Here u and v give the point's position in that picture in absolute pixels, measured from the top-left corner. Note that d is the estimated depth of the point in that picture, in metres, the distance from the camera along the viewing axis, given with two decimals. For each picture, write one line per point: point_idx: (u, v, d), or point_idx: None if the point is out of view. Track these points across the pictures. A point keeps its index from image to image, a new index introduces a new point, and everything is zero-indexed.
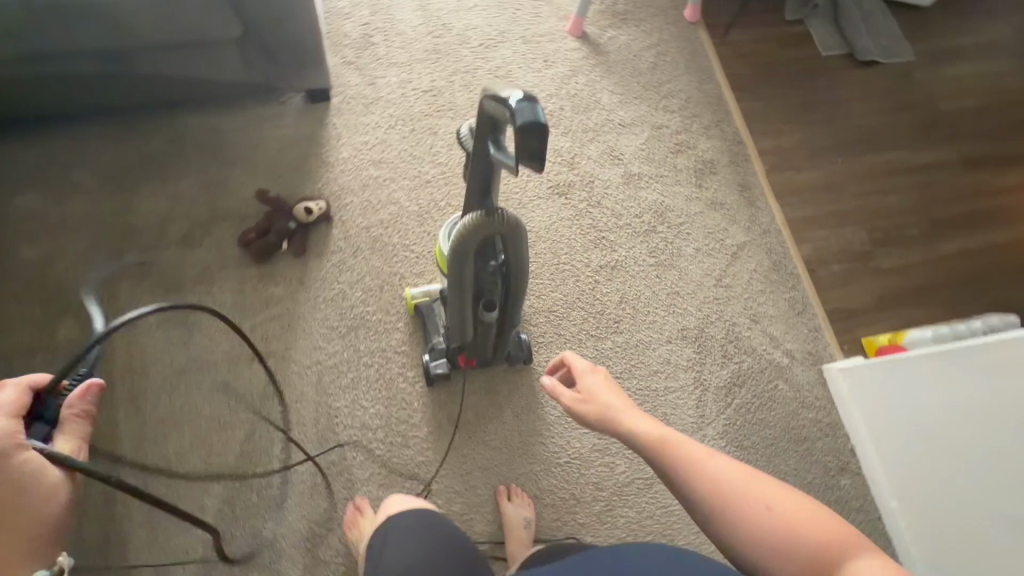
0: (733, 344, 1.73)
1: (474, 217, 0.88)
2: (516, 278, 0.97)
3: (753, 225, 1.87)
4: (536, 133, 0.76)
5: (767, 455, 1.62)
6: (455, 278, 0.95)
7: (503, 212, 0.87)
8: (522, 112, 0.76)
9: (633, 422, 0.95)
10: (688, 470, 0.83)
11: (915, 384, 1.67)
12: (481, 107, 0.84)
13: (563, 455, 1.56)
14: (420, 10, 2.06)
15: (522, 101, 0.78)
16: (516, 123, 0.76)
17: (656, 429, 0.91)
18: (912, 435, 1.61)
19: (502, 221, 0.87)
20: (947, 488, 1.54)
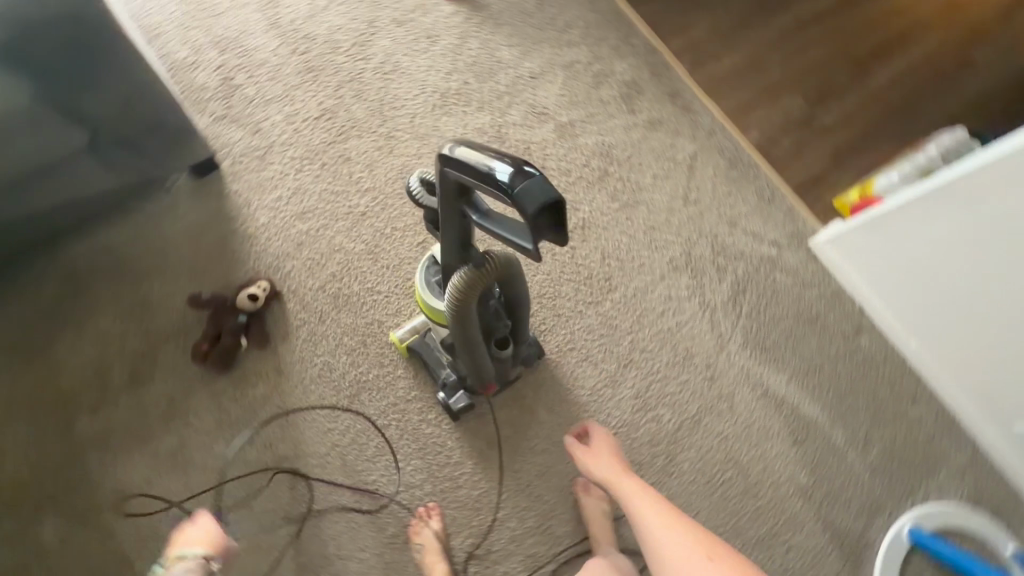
0: (724, 255, 1.71)
1: (468, 275, 0.82)
2: (521, 304, 0.95)
3: (697, 131, 1.81)
4: (550, 211, 0.64)
5: (791, 346, 1.64)
6: (468, 338, 0.90)
7: (494, 260, 0.83)
8: (525, 194, 0.63)
9: (624, 485, 1.20)
10: (654, 533, 1.07)
11: (903, 240, 1.56)
12: (455, 177, 0.71)
13: (610, 428, 1.53)
14: (273, 29, 1.81)
15: (515, 174, 0.65)
16: (522, 206, 0.63)
17: (637, 493, 1.17)
18: (916, 286, 1.58)
19: (496, 266, 0.83)
20: (969, 327, 1.50)
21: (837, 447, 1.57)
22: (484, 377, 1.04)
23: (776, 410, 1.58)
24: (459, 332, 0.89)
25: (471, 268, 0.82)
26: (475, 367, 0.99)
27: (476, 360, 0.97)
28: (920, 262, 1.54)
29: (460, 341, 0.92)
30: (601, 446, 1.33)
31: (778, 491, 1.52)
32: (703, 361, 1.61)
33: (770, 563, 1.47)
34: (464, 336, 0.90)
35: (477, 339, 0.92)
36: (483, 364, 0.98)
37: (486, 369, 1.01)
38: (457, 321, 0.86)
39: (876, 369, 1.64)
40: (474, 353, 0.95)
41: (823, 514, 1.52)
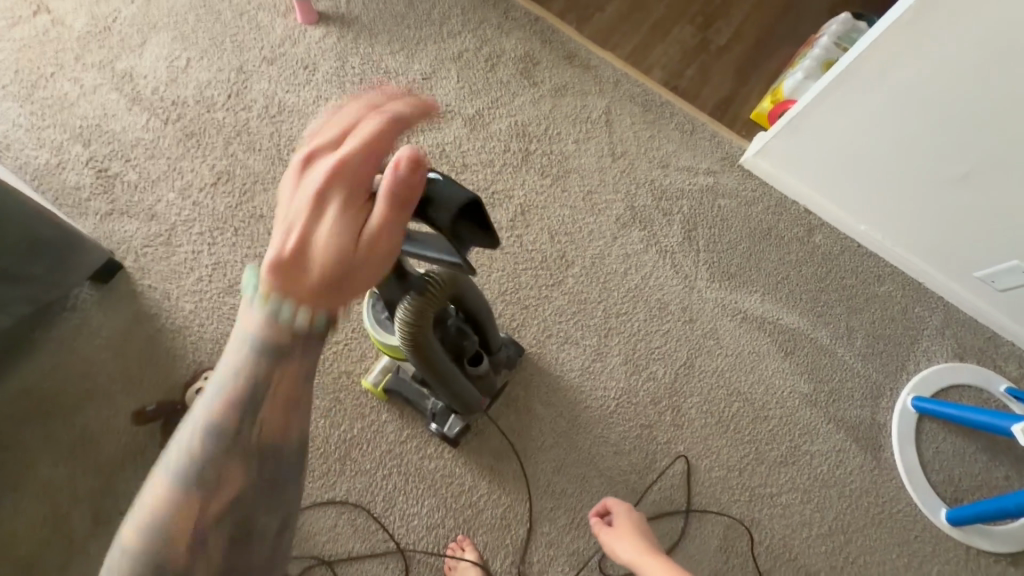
0: (666, 197, 1.70)
1: (413, 303, 0.77)
2: (480, 311, 0.91)
3: (602, 86, 1.79)
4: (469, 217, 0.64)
5: (755, 265, 1.65)
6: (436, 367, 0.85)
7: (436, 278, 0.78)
8: (435, 207, 0.62)
9: None
10: None
11: (828, 131, 1.55)
12: None
13: (611, 401, 1.50)
14: (137, 103, 1.65)
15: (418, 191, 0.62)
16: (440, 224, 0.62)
17: None
18: (854, 170, 1.59)
19: (439, 284, 0.78)
20: (914, 191, 1.52)
21: (826, 346, 1.59)
22: (468, 399, 0.98)
23: (760, 330, 1.59)
24: (423, 362, 0.83)
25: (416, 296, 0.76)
26: (452, 393, 0.94)
27: (452, 385, 0.91)
28: (851, 146, 1.54)
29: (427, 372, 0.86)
30: (625, 523, 1.22)
31: (786, 406, 1.53)
32: (679, 306, 1.59)
33: (801, 477, 1.48)
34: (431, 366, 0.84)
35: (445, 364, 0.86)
36: (460, 386, 0.93)
37: (466, 391, 0.96)
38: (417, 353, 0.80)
39: (837, 261, 1.68)
40: (447, 378, 0.89)
41: (834, 414, 1.53)
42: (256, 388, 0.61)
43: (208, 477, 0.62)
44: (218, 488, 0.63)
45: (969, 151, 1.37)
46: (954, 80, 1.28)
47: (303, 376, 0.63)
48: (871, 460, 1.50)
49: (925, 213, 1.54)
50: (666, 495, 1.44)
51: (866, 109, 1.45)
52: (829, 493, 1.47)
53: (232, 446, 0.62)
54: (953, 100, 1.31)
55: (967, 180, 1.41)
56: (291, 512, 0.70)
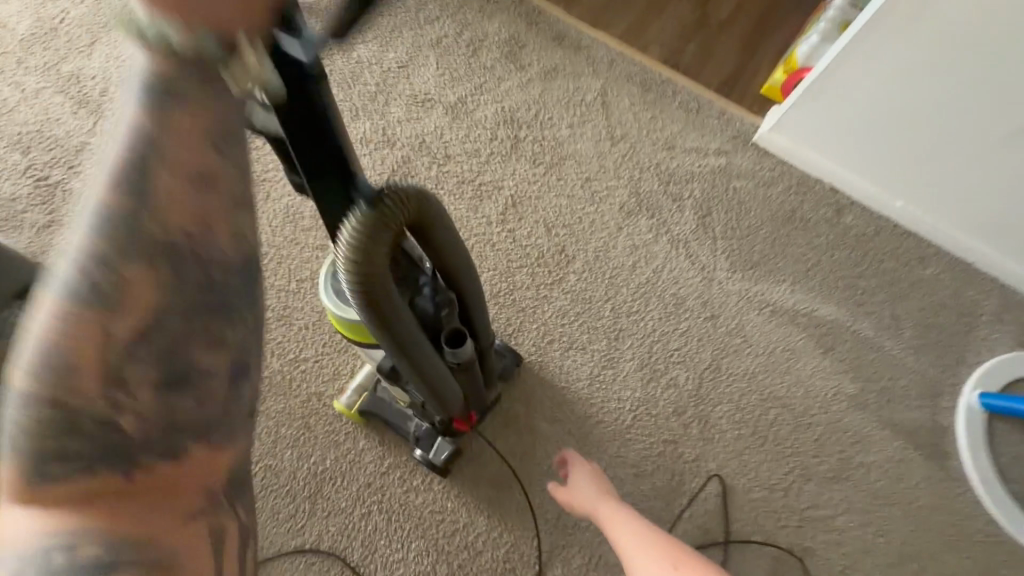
0: (674, 181, 1.51)
1: (362, 219, 0.63)
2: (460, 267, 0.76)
3: (596, 67, 1.63)
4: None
5: (780, 251, 1.45)
6: (389, 319, 0.68)
7: (394, 192, 0.64)
8: None
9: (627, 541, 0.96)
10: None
11: (848, 95, 1.37)
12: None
13: (627, 414, 1.29)
14: (83, 106, 1.49)
15: None
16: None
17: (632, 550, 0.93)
18: (888, 135, 1.39)
19: (399, 203, 0.65)
20: (958, 153, 1.32)
21: (871, 340, 1.38)
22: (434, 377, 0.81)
23: (793, 324, 1.38)
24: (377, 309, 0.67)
25: (367, 215, 0.63)
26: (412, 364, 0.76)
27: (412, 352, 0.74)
28: (881, 107, 1.35)
29: (378, 326, 0.69)
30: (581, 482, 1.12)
31: (831, 411, 1.31)
32: (698, 301, 1.39)
33: (855, 495, 1.25)
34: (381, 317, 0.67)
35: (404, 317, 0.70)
36: (423, 355, 0.76)
37: (431, 365, 0.78)
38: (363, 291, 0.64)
39: (872, 244, 1.48)
40: (407, 342, 0.73)
41: (888, 417, 1.31)
42: (150, 153, 0.42)
43: (108, 301, 0.42)
44: (122, 311, 0.43)
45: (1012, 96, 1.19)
46: (986, 17, 1.11)
47: (216, 130, 0.43)
48: (936, 471, 1.28)
49: (965, 177, 1.36)
50: (698, 524, 1.22)
51: (896, 63, 1.26)
52: (891, 513, 1.24)
53: (119, 234, 0.42)
54: (988, 42, 1.14)
55: (1012, 131, 1.24)
56: (246, 352, 0.51)
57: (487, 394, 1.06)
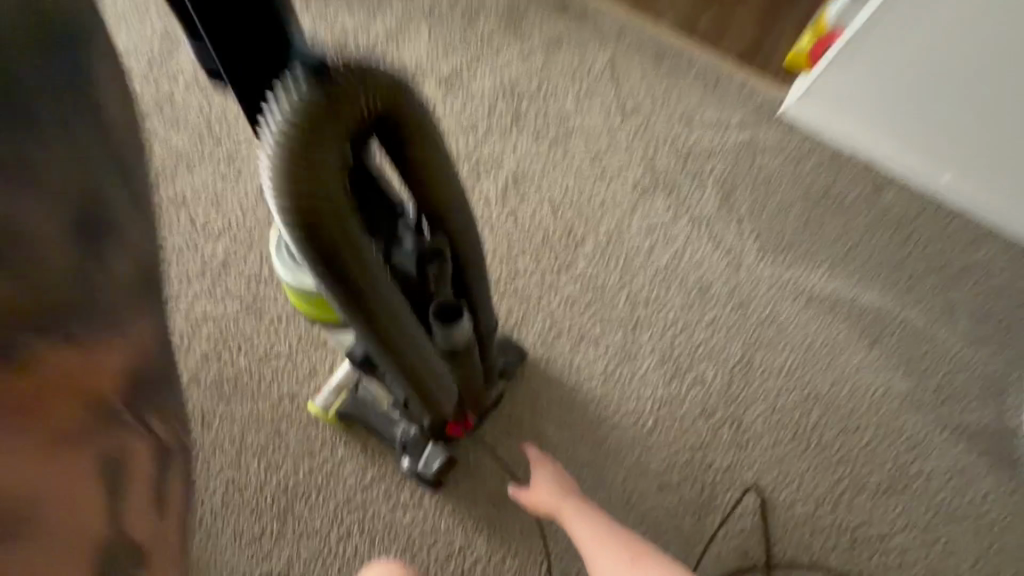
0: (692, 157, 1.36)
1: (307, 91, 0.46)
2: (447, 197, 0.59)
3: (603, 36, 1.48)
4: None
5: (814, 232, 1.29)
6: (337, 247, 0.50)
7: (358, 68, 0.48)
8: None
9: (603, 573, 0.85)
10: None
11: (890, 51, 1.22)
12: None
13: (647, 416, 1.12)
14: None
15: None
16: None
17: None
18: (940, 95, 1.23)
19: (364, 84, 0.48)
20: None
21: (921, 330, 1.21)
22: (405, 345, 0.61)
23: (833, 314, 1.22)
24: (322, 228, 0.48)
25: (310, 89, 0.46)
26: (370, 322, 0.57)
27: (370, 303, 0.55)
28: (937, 61, 1.19)
29: (318, 258, 0.50)
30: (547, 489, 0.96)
31: (881, 412, 1.14)
32: (724, 288, 1.23)
33: (916, 509, 1.08)
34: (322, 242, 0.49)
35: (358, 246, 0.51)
36: (387, 310, 0.56)
37: (400, 327, 0.59)
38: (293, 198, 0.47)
39: (917, 224, 1.32)
40: (364, 287, 0.53)
41: (947, 418, 1.14)
42: None
43: None
44: None
45: None
46: None
47: None
48: (1008, 480, 1.10)
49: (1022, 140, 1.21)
50: (735, 545, 1.04)
51: (959, 3, 1.10)
52: (957, 530, 1.07)
53: None
54: None
55: None
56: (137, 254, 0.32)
57: (487, 389, 0.90)
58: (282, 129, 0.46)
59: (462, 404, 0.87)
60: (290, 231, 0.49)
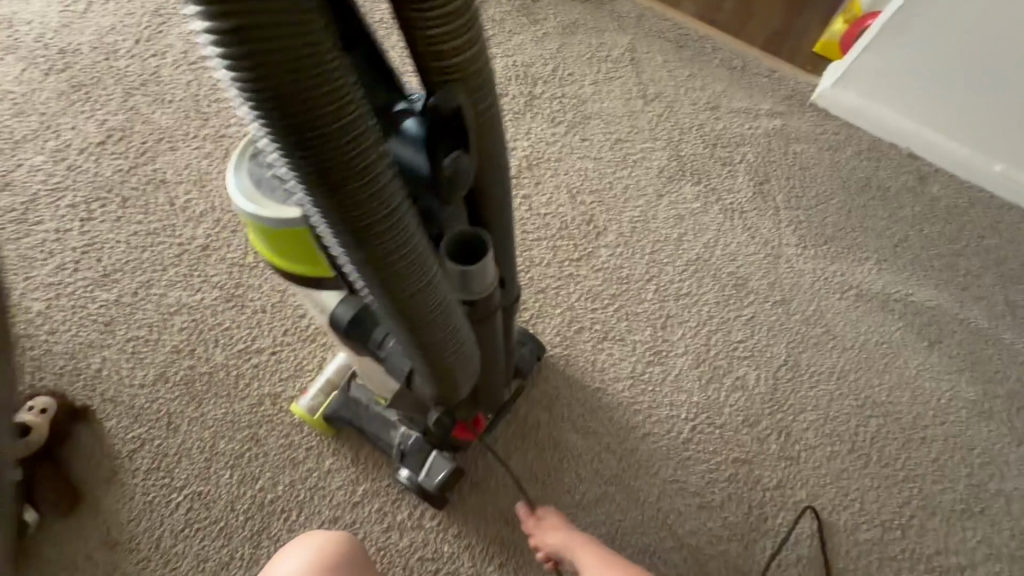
0: (722, 144, 1.24)
1: None
2: (463, 57, 0.42)
3: (622, 19, 1.37)
4: None
5: (858, 224, 1.17)
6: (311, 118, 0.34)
7: None
8: None
9: None
10: None
11: (941, 29, 1.09)
12: None
13: (682, 425, 0.97)
14: (9, 52, 1.24)
15: None
16: None
17: None
18: (995, 77, 1.10)
19: None
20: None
21: (986, 331, 1.08)
22: (411, 281, 0.46)
23: (885, 312, 1.09)
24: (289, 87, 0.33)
25: None
26: (362, 240, 0.42)
27: (360, 210, 0.40)
28: (984, 39, 1.07)
29: (277, 127, 0.35)
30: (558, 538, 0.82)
31: (949, 423, 1.00)
32: (763, 283, 1.10)
33: (996, 535, 0.93)
34: (279, 93, 0.33)
35: (335, 106, 0.35)
36: (382, 222, 0.41)
37: (402, 257, 0.44)
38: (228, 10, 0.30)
39: (969, 217, 1.20)
40: (350, 181, 0.38)
41: (1022, 430, 1.00)
42: None
43: None
44: None
45: None
46: None
47: None
48: None
49: None
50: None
51: None
52: None
53: None
54: None
55: None
56: None
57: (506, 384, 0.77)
58: None
59: (480, 401, 0.73)
60: (231, 83, 0.33)
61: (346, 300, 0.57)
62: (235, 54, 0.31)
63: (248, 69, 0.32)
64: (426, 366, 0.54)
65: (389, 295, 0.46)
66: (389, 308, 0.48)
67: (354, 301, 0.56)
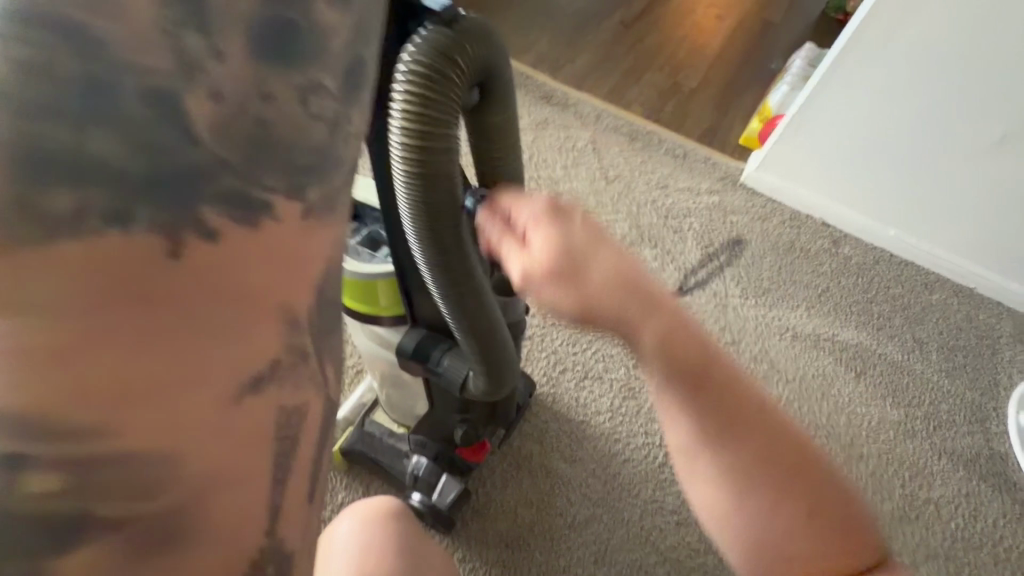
0: (672, 215, 1.48)
1: (428, 59, 0.49)
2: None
3: (584, 118, 1.65)
4: None
5: (788, 278, 1.40)
6: (444, 208, 0.53)
7: (472, 36, 0.51)
8: None
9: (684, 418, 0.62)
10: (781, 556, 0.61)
11: (831, 127, 1.42)
12: None
13: (658, 451, 1.10)
14: None
15: None
16: None
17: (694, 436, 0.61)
18: (875, 162, 1.42)
19: (474, 51, 0.51)
20: (952, 167, 1.35)
21: (900, 363, 1.29)
22: (478, 307, 0.61)
23: (819, 349, 1.29)
24: (436, 192, 0.52)
25: (436, 46, 0.49)
26: (451, 271, 0.58)
27: (460, 265, 0.57)
28: (865, 133, 1.40)
29: (422, 195, 0.52)
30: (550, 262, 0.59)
31: (881, 441, 1.17)
32: (715, 327, 1.29)
33: (932, 537, 1.08)
34: (429, 175, 0.51)
35: (457, 189, 0.54)
36: (466, 260, 0.57)
37: (481, 298, 0.61)
38: (419, 114, 0.49)
39: (875, 272, 1.45)
40: (456, 245, 0.56)
41: (940, 444, 1.19)
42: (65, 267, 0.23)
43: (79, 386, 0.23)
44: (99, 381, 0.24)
45: (979, 120, 1.28)
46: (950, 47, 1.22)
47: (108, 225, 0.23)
48: (1011, 503, 1.13)
49: (947, 202, 1.40)
50: None
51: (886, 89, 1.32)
52: (976, 557, 1.06)
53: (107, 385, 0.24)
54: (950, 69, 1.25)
55: (979, 154, 1.31)
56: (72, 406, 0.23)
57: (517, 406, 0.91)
58: (410, 90, 0.49)
59: (497, 414, 0.86)
60: (400, 159, 0.51)
61: (409, 333, 0.73)
62: (410, 169, 0.51)
63: (413, 178, 0.51)
64: (484, 378, 0.68)
65: (468, 326, 0.62)
66: (467, 338, 0.64)
67: (415, 332, 0.73)
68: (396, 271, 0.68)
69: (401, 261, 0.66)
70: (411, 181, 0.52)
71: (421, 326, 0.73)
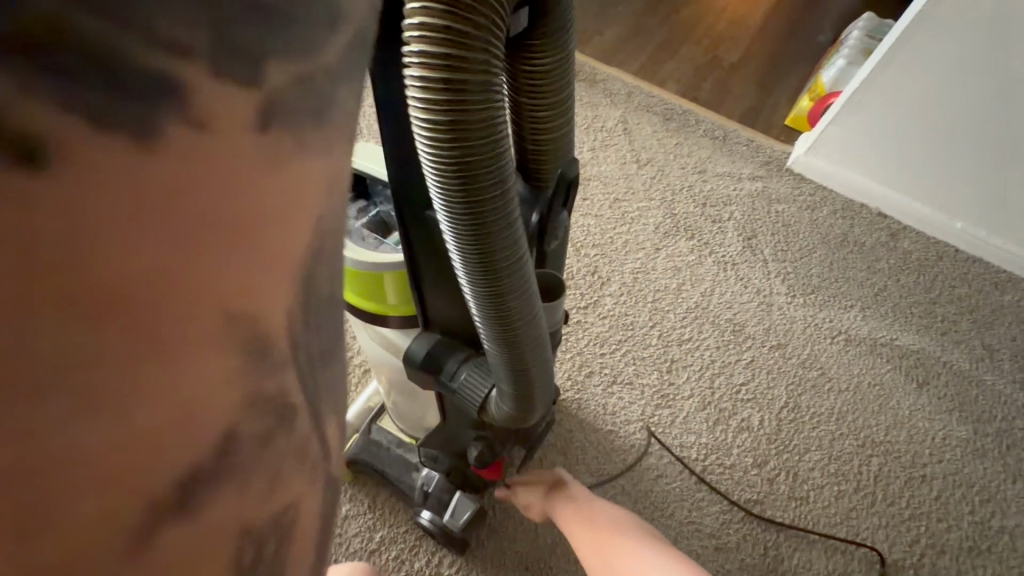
0: (709, 204, 1.35)
1: None
2: (553, 122, 0.51)
3: (613, 96, 1.51)
4: None
5: (840, 274, 1.26)
6: (483, 181, 0.41)
7: None
8: None
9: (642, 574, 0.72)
10: None
11: (897, 104, 1.26)
12: None
13: (694, 467, 0.99)
14: None
15: None
16: None
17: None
18: (949, 145, 1.26)
19: None
20: None
21: (967, 372, 1.15)
22: (524, 304, 0.49)
23: (875, 356, 1.15)
24: (473, 158, 0.40)
25: None
26: (493, 260, 0.45)
27: (503, 257, 0.45)
28: (937, 113, 1.23)
29: (457, 164, 0.41)
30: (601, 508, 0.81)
31: (946, 460, 1.05)
32: (757, 328, 1.16)
33: (1006, 572, 0.95)
34: (467, 137, 0.39)
35: (500, 155, 0.42)
36: (513, 243, 0.45)
37: (522, 298, 0.49)
38: (449, 52, 0.37)
39: (938, 268, 1.30)
40: (497, 230, 0.44)
41: (1014, 466, 1.05)
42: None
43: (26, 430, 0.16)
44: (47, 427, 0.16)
45: None
46: None
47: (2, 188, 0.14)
48: None
49: None
50: None
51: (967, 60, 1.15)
52: None
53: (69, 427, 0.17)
54: None
55: None
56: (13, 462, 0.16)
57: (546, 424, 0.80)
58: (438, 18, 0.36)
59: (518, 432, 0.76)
60: (428, 115, 0.39)
61: (419, 338, 0.63)
62: (441, 127, 0.39)
63: (446, 140, 0.40)
64: (510, 397, 0.57)
65: (502, 332, 0.50)
66: (499, 347, 0.52)
67: (427, 337, 0.63)
68: (405, 261, 0.57)
69: (409, 235, 0.54)
70: (443, 142, 0.40)
71: (435, 329, 0.63)
